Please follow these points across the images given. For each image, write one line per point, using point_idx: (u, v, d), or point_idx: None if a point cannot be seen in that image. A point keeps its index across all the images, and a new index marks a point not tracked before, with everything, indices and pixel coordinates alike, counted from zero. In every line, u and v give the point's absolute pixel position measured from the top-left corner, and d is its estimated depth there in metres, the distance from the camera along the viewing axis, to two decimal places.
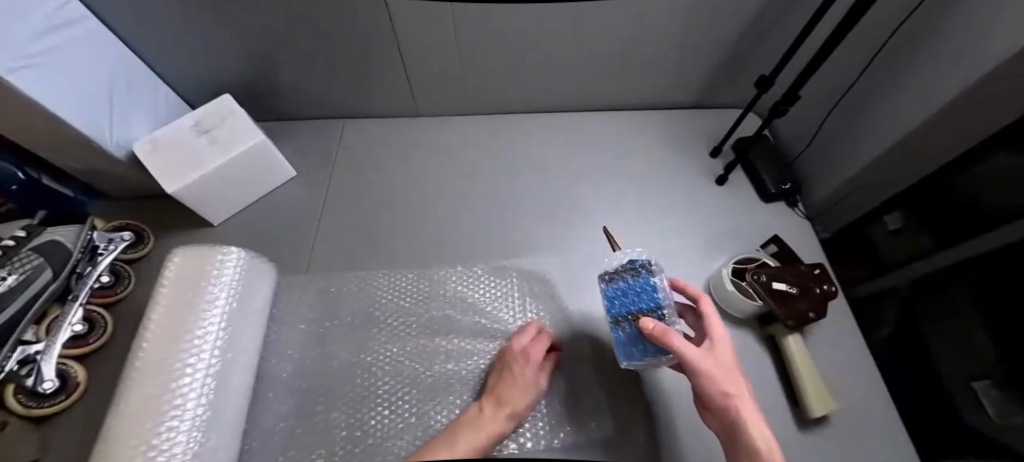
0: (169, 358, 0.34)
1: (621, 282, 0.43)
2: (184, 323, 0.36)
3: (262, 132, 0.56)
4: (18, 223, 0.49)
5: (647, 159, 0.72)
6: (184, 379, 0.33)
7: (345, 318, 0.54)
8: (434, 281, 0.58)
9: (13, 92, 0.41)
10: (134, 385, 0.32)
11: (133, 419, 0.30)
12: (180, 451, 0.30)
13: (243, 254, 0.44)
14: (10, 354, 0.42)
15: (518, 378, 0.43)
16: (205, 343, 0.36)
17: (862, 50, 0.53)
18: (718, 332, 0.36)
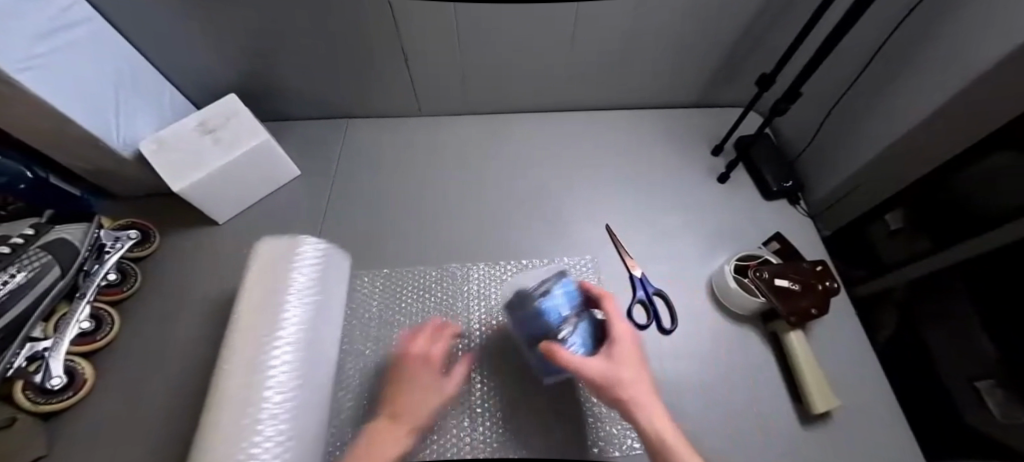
0: (255, 350, 0.36)
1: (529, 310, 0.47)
2: (270, 314, 0.38)
3: (266, 131, 0.57)
4: (27, 220, 0.50)
5: (649, 158, 0.73)
6: (269, 371, 0.35)
7: (375, 317, 0.55)
8: (458, 281, 0.59)
9: (22, 92, 0.42)
10: (227, 377, 0.34)
11: (231, 411, 0.32)
12: (272, 440, 0.32)
13: (320, 242, 0.46)
14: (19, 350, 0.43)
15: (421, 385, 0.43)
16: (284, 334, 0.38)
17: (859, 50, 0.53)
18: (622, 334, 0.42)
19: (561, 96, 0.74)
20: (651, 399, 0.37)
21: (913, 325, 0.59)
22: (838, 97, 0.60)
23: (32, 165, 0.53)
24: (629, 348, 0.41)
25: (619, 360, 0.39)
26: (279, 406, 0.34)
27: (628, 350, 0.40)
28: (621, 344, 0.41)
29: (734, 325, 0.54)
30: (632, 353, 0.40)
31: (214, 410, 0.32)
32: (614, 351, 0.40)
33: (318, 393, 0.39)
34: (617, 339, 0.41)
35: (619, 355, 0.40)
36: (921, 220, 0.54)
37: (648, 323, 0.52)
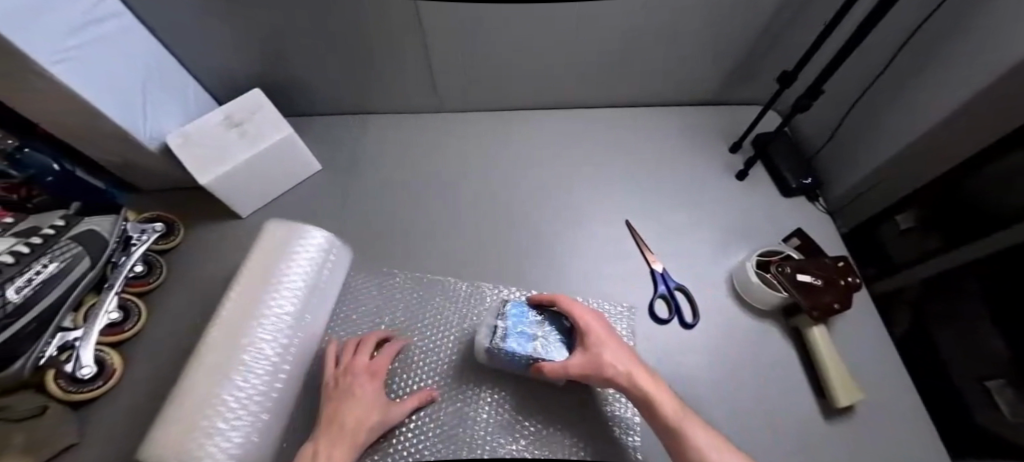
0: (241, 327, 0.39)
1: (500, 352, 0.43)
2: (261, 297, 0.41)
3: (289, 126, 0.57)
4: (57, 212, 0.50)
5: (666, 155, 0.73)
6: (247, 351, 0.38)
7: (398, 322, 0.54)
8: (482, 289, 0.57)
9: (57, 85, 0.42)
10: (207, 350, 0.37)
11: (201, 385, 0.34)
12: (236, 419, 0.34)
13: (324, 236, 0.49)
14: (51, 340, 0.43)
15: (363, 396, 0.41)
16: (270, 317, 0.41)
17: (885, 46, 0.53)
18: (596, 333, 0.41)
19: (557, 98, 0.76)
20: (635, 367, 0.39)
21: (925, 324, 0.60)
22: (860, 95, 0.60)
23: (60, 158, 0.55)
24: (602, 329, 0.41)
25: (595, 341, 0.40)
26: (247, 389, 0.36)
27: (600, 331, 0.41)
28: (592, 327, 0.41)
29: (756, 322, 0.54)
30: (605, 333, 0.41)
31: (186, 380, 0.35)
32: (587, 335, 0.41)
33: (289, 379, 0.42)
34: (585, 325, 0.41)
35: (594, 337, 0.40)
36: (934, 219, 0.57)
37: (670, 316, 0.55)
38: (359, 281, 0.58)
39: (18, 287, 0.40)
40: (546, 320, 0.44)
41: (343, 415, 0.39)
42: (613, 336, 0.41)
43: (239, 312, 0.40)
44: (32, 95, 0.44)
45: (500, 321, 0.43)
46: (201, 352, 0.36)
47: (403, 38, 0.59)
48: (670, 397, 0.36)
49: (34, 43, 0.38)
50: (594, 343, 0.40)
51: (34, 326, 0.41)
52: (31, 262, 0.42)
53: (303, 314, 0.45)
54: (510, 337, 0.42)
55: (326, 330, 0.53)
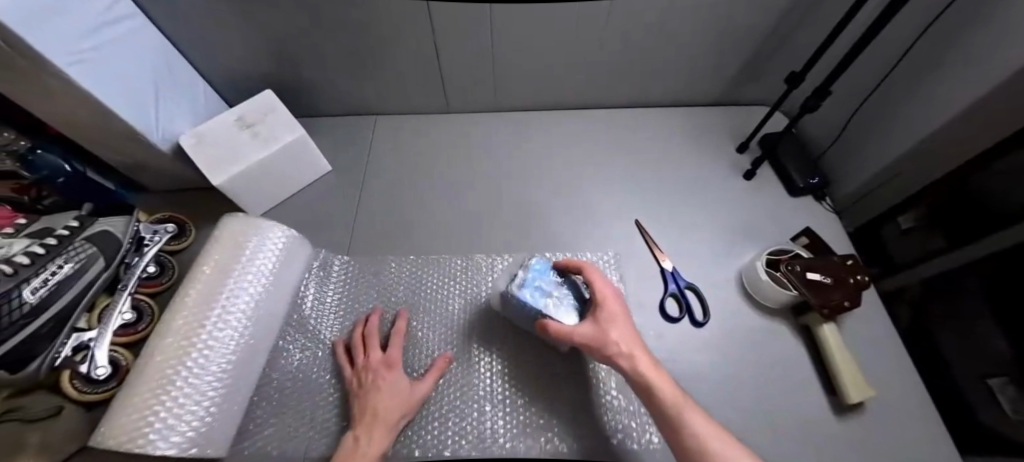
0: (196, 322, 0.39)
1: (512, 298, 0.45)
2: (217, 291, 0.42)
3: (302, 127, 0.58)
4: (71, 212, 0.50)
5: (675, 155, 0.73)
6: (199, 345, 0.38)
7: (401, 301, 0.56)
8: (483, 271, 0.59)
9: (72, 85, 0.42)
10: (163, 343, 0.38)
11: (149, 380, 0.35)
12: (191, 412, 0.36)
13: (283, 229, 0.49)
14: (66, 340, 0.44)
15: (389, 386, 0.42)
16: (227, 312, 0.42)
17: (897, 44, 0.53)
18: (610, 305, 0.41)
19: (555, 99, 0.76)
20: (639, 350, 0.38)
21: (926, 323, 0.61)
22: (871, 94, 0.60)
23: (70, 159, 0.55)
24: (615, 308, 0.41)
25: (608, 319, 0.40)
26: (207, 381, 0.38)
27: (614, 310, 0.41)
28: (609, 304, 0.41)
29: (768, 321, 0.55)
30: (620, 312, 0.41)
31: (136, 368, 0.36)
32: (601, 312, 0.41)
33: (251, 369, 0.43)
34: (605, 299, 0.41)
35: (602, 316, 0.40)
36: (935, 217, 0.57)
37: (681, 315, 0.56)
38: (363, 265, 0.59)
39: (34, 288, 0.40)
40: (565, 284, 0.46)
41: (375, 408, 0.40)
42: (624, 315, 0.41)
43: (191, 304, 0.40)
44: (48, 94, 0.44)
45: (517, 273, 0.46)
46: (152, 341, 0.38)
47: (414, 38, 0.60)
48: (669, 383, 0.36)
49: (46, 44, 0.39)
50: (603, 325, 0.40)
51: (50, 325, 0.42)
52: (47, 262, 0.42)
53: (266, 305, 0.45)
54: (525, 285, 0.44)
55: (333, 313, 0.54)
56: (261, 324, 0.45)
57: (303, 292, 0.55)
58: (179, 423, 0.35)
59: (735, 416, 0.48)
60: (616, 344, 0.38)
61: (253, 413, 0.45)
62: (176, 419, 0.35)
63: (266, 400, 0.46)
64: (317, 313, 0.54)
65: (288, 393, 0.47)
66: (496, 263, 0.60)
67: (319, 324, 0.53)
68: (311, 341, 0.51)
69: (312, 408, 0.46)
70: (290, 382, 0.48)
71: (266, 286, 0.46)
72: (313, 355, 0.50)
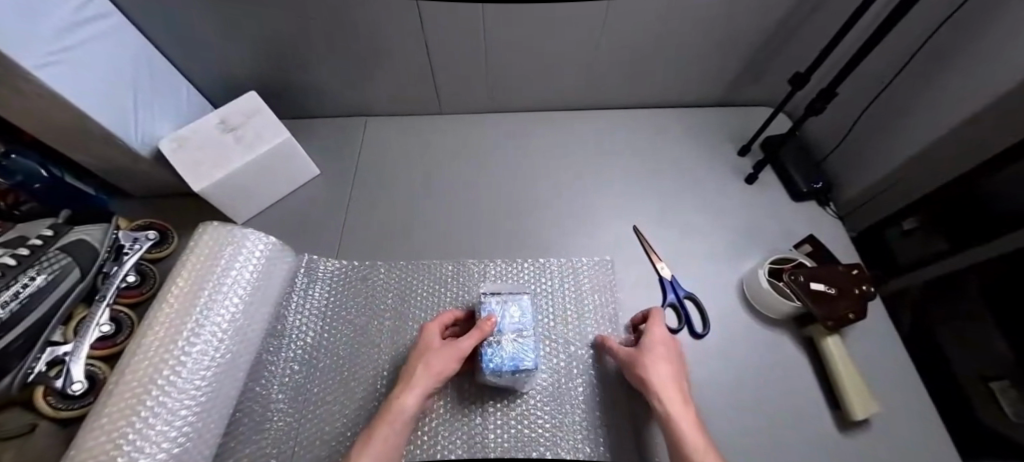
0: (170, 337, 0.38)
1: (489, 306, 0.49)
2: (193, 304, 0.40)
3: (287, 130, 0.56)
4: (46, 221, 0.48)
5: (674, 157, 0.71)
6: (172, 362, 0.37)
7: (391, 306, 0.54)
8: (476, 277, 0.57)
9: (41, 88, 0.40)
10: (133, 360, 0.36)
11: (118, 399, 0.33)
12: (166, 432, 0.34)
13: (262, 237, 0.48)
14: (39, 355, 0.42)
15: (432, 349, 0.43)
16: (203, 326, 0.40)
17: (903, 46, 0.51)
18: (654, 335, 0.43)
19: (552, 100, 0.74)
20: (673, 391, 0.37)
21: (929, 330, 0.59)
22: (873, 99, 0.58)
23: (48, 164, 0.53)
24: (660, 344, 0.42)
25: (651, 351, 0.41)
26: (182, 399, 0.36)
27: (661, 345, 0.42)
28: (654, 338, 0.43)
29: (769, 331, 0.53)
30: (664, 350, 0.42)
31: (105, 388, 0.34)
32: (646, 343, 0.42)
33: (229, 384, 0.41)
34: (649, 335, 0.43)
35: (653, 349, 0.41)
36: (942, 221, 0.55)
37: (680, 326, 0.53)
38: (350, 269, 0.57)
39: (4, 301, 0.38)
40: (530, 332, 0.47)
41: (417, 369, 0.41)
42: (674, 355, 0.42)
43: (164, 318, 0.38)
44: (16, 98, 0.43)
45: (499, 301, 0.49)
46: (123, 358, 0.36)
47: (407, 38, 0.58)
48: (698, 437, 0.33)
49: (12, 43, 0.37)
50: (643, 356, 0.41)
51: (21, 341, 0.40)
52: (18, 274, 0.41)
53: (243, 317, 0.44)
54: (496, 313, 0.48)
55: (319, 322, 0.52)
56: (238, 337, 0.43)
57: (288, 301, 0.53)
58: (149, 445, 0.33)
59: (739, 432, 0.45)
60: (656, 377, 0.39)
61: (233, 429, 0.43)
62: (145, 440, 0.33)
63: (251, 415, 0.44)
64: (301, 321, 0.52)
65: (274, 407, 0.45)
66: (485, 269, 0.58)
67: (304, 332, 0.51)
68: (294, 351, 0.50)
69: (296, 421, 0.44)
70: (275, 394, 0.46)
71: (243, 298, 0.44)
72: (296, 365, 0.48)
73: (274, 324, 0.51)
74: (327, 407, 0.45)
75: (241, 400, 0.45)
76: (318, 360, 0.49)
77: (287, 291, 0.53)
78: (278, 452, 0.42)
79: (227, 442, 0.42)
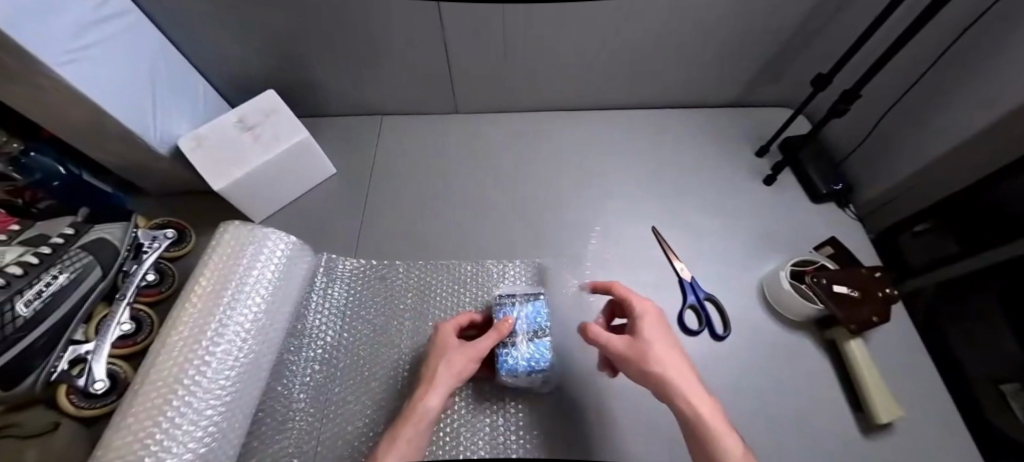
0: (193, 337, 0.37)
1: (509, 307, 0.49)
2: (216, 304, 0.40)
3: (306, 129, 0.56)
4: (66, 219, 0.48)
5: (691, 158, 0.71)
6: (195, 362, 0.36)
7: (410, 306, 0.54)
8: (494, 278, 0.56)
9: (63, 85, 0.40)
10: (158, 360, 0.35)
11: (144, 399, 0.33)
12: (192, 432, 0.34)
13: (282, 236, 0.48)
14: (62, 354, 0.42)
15: (451, 348, 0.42)
16: (225, 326, 0.40)
17: (924, 51, 0.50)
18: (648, 318, 0.38)
19: (568, 100, 0.74)
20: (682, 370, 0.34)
21: None
22: (890, 107, 0.57)
23: (65, 162, 0.53)
24: (656, 329, 0.37)
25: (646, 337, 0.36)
26: (207, 399, 0.36)
27: (658, 331, 0.37)
28: (649, 324, 0.38)
29: (788, 333, 0.53)
30: (655, 329, 0.37)
31: (130, 389, 0.34)
32: (644, 330, 0.37)
33: (252, 384, 0.41)
34: (642, 318, 0.38)
35: (652, 337, 0.36)
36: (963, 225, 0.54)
37: (700, 328, 0.53)
38: (369, 269, 0.57)
39: (28, 300, 0.38)
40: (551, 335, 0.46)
41: (438, 367, 0.40)
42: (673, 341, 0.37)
43: (187, 318, 0.38)
44: (38, 95, 0.42)
45: (524, 299, 0.50)
46: (147, 358, 0.36)
47: (426, 37, 0.57)
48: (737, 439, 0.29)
49: (35, 40, 0.36)
50: (644, 346, 0.36)
51: (44, 340, 0.40)
52: (41, 273, 0.40)
53: (265, 317, 0.44)
54: (514, 312, 0.48)
55: (338, 322, 0.52)
56: (261, 337, 0.43)
57: (308, 301, 0.53)
58: (176, 445, 0.33)
59: (758, 434, 0.45)
60: (667, 368, 0.34)
61: (255, 429, 0.43)
62: (172, 440, 0.33)
63: (273, 414, 0.44)
64: (320, 321, 0.52)
65: (295, 407, 0.45)
66: (512, 269, 0.58)
67: (323, 332, 0.51)
68: (314, 350, 0.49)
69: (317, 420, 0.44)
70: (297, 394, 0.46)
71: (264, 297, 0.44)
72: (316, 365, 0.48)
73: (294, 324, 0.51)
74: (348, 407, 0.45)
75: (264, 400, 0.45)
76: (338, 360, 0.49)
77: (306, 291, 0.53)
78: (300, 452, 0.42)
79: (250, 441, 0.42)
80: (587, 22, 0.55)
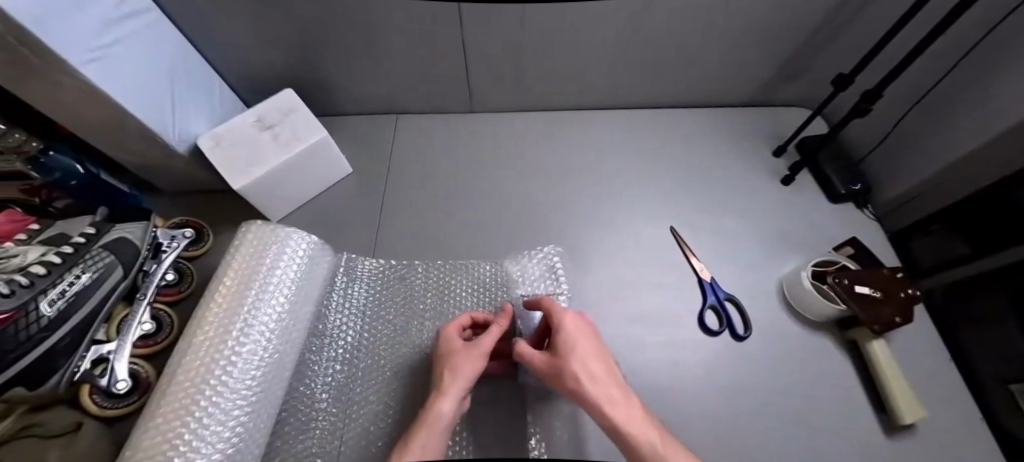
0: (219, 337, 0.37)
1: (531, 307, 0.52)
2: (240, 304, 0.40)
3: (323, 127, 0.56)
4: (85, 218, 0.48)
5: (707, 157, 0.71)
6: (222, 362, 0.36)
7: (430, 307, 0.54)
8: (513, 278, 0.56)
9: (86, 84, 0.40)
10: (185, 360, 0.35)
11: (171, 400, 0.33)
12: (220, 432, 0.34)
13: (304, 236, 0.48)
14: (85, 354, 0.42)
15: (457, 352, 0.41)
16: (250, 326, 0.40)
17: (949, 50, 0.50)
18: (565, 328, 0.39)
19: (584, 99, 0.74)
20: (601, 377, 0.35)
21: None
22: (910, 108, 0.57)
23: (83, 161, 0.53)
24: (569, 339, 0.38)
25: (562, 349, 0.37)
26: (234, 399, 0.36)
27: (575, 340, 0.38)
28: (565, 335, 0.38)
29: (808, 333, 0.53)
30: (574, 338, 0.38)
31: (157, 389, 0.34)
32: (560, 343, 0.38)
33: (276, 384, 0.41)
34: (561, 330, 0.39)
35: (568, 348, 0.37)
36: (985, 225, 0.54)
37: (721, 328, 0.53)
38: (387, 269, 0.57)
39: (51, 300, 0.38)
40: None
41: (447, 373, 0.39)
42: (591, 342, 0.39)
43: (213, 317, 0.38)
44: (61, 95, 0.42)
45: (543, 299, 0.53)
46: (175, 358, 0.36)
47: (445, 36, 0.57)
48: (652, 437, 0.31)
49: (61, 39, 0.36)
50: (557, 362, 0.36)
51: (67, 340, 0.40)
52: (64, 272, 0.40)
53: (289, 317, 0.44)
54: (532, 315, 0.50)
55: (359, 322, 0.52)
56: (285, 337, 0.43)
57: (328, 301, 0.53)
58: (205, 445, 0.33)
59: (778, 433, 0.46)
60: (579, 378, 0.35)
61: (279, 428, 0.43)
62: (201, 440, 0.33)
63: (296, 414, 0.44)
64: (340, 321, 0.52)
65: (318, 407, 0.45)
66: (549, 262, 0.58)
67: (344, 332, 0.51)
68: (335, 350, 0.49)
69: (341, 421, 0.44)
70: (321, 394, 0.46)
71: (287, 297, 0.44)
72: (338, 366, 0.48)
73: (315, 324, 0.51)
74: (371, 407, 0.45)
75: (287, 400, 0.45)
76: (360, 360, 0.49)
77: (327, 291, 0.53)
78: (324, 451, 0.42)
79: (273, 441, 0.42)
80: (590, 21, 0.55)
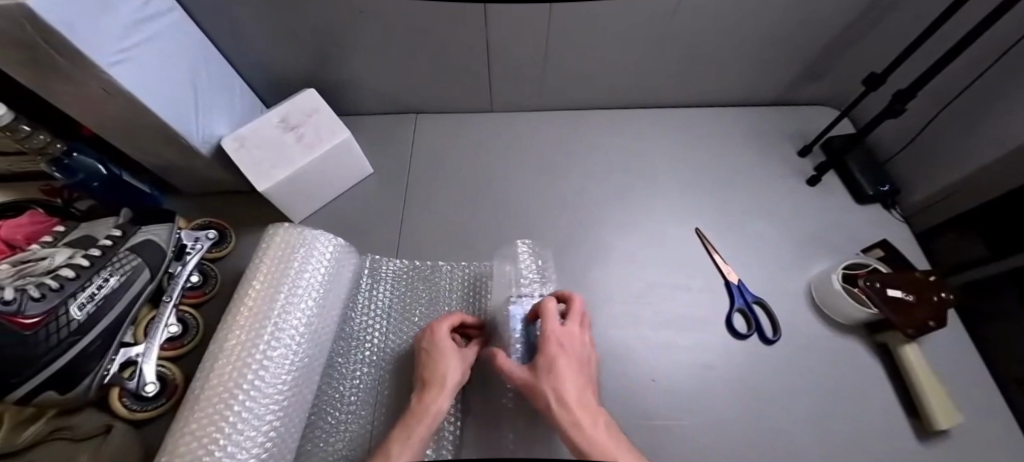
0: (251, 341, 0.37)
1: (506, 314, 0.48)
2: (268, 308, 0.39)
3: (346, 129, 0.55)
4: (110, 220, 0.48)
5: (729, 158, 0.70)
6: (252, 368, 0.36)
7: (455, 307, 0.53)
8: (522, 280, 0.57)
9: (113, 86, 0.39)
10: (217, 364, 0.35)
11: (205, 406, 0.33)
12: (255, 437, 0.34)
13: (329, 239, 0.47)
14: (114, 357, 0.42)
15: (447, 353, 0.40)
16: (282, 330, 0.39)
17: (986, 48, 0.48)
18: (558, 349, 0.39)
19: (605, 98, 0.73)
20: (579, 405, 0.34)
21: None
22: (944, 106, 0.56)
23: (106, 161, 0.53)
24: (569, 351, 0.39)
25: (552, 367, 0.37)
26: (266, 404, 0.36)
27: (567, 362, 0.38)
28: (558, 353, 0.38)
29: (839, 337, 0.52)
30: (568, 360, 0.38)
31: (189, 396, 0.34)
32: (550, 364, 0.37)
33: (305, 388, 0.41)
34: (553, 348, 0.39)
35: (561, 369, 0.37)
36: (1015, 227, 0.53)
37: (749, 331, 0.53)
38: (410, 270, 0.56)
39: (81, 303, 0.38)
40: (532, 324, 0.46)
41: (438, 373, 0.39)
42: (580, 370, 0.38)
43: (243, 321, 0.38)
44: (84, 97, 0.41)
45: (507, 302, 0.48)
46: (207, 362, 0.36)
47: (466, 36, 0.56)
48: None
49: (89, 39, 0.35)
50: (541, 377, 0.37)
51: (99, 341, 0.40)
52: (92, 275, 0.40)
53: (317, 320, 0.43)
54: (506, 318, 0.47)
55: (385, 324, 0.52)
56: (313, 340, 0.42)
57: (355, 302, 0.53)
58: (240, 450, 0.32)
59: (801, 433, 0.45)
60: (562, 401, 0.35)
61: (308, 432, 0.43)
62: (236, 446, 0.32)
63: (325, 417, 0.44)
64: (365, 323, 0.52)
65: (347, 410, 0.45)
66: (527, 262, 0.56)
67: (370, 334, 0.51)
68: (360, 352, 0.49)
69: (371, 424, 0.44)
70: (350, 397, 0.46)
71: (315, 300, 0.44)
72: (364, 368, 0.48)
73: (342, 326, 0.51)
74: (400, 410, 0.45)
75: (316, 403, 0.45)
76: (387, 363, 0.49)
77: (352, 293, 0.53)
78: (354, 454, 0.42)
79: (302, 445, 0.42)
80: (608, 22, 0.54)
